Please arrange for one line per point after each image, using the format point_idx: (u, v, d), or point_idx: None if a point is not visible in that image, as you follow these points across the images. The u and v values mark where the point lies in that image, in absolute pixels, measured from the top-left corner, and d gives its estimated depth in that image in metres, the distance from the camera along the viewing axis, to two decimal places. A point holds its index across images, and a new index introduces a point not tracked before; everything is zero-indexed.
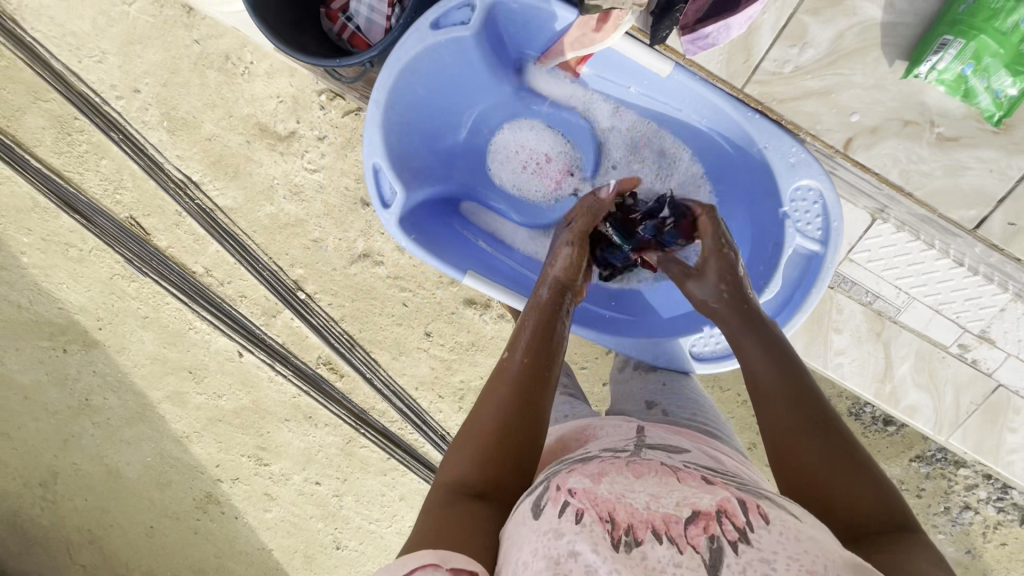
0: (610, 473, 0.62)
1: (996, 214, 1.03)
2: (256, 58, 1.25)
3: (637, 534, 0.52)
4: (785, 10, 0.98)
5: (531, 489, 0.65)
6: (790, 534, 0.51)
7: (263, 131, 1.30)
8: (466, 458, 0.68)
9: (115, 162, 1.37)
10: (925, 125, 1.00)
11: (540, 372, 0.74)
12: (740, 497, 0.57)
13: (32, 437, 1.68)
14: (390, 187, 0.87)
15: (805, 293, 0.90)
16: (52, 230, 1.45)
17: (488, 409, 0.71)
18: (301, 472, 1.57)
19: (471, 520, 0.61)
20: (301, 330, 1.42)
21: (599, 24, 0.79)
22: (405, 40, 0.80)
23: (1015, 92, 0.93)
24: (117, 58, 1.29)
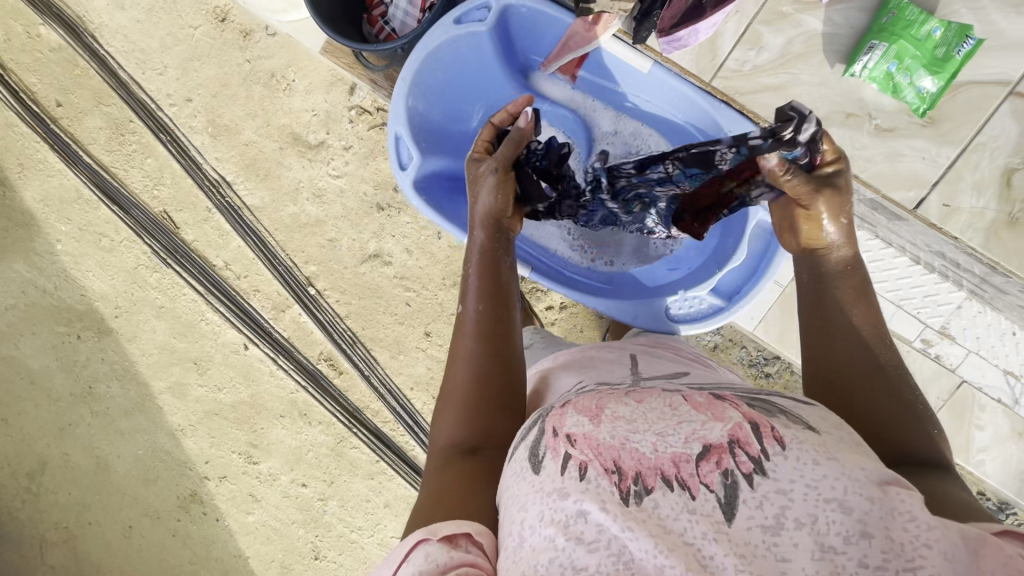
0: (608, 408, 0.61)
1: (932, 196, 1.09)
2: (298, 76, 1.42)
3: (647, 483, 0.52)
4: (742, 20, 1.09)
5: (528, 430, 0.63)
6: (807, 460, 0.52)
7: (296, 140, 1.45)
8: (453, 415, 0.73)
9: (159, 161, 1.52)
10: (864, 117, 1.09)
11: (495, 313, 0.79)
12: (751, 419, 0.57)
13: (30, 424, 1.70)
14: (408, 152, 0.96)
15: (771, 260, 0.98)
16: (90, 220, 1.57)
17: (462, 360, 0.77)
18: (288, 473, 1.57)
19: (470, 476, 0.65)
20: (307, 326, 1.49)
21: (592, 24, 0.93)
22: (433, 29, 0.93)
23: (935, 88, 1.03)
24: (176, 72, 1.48)
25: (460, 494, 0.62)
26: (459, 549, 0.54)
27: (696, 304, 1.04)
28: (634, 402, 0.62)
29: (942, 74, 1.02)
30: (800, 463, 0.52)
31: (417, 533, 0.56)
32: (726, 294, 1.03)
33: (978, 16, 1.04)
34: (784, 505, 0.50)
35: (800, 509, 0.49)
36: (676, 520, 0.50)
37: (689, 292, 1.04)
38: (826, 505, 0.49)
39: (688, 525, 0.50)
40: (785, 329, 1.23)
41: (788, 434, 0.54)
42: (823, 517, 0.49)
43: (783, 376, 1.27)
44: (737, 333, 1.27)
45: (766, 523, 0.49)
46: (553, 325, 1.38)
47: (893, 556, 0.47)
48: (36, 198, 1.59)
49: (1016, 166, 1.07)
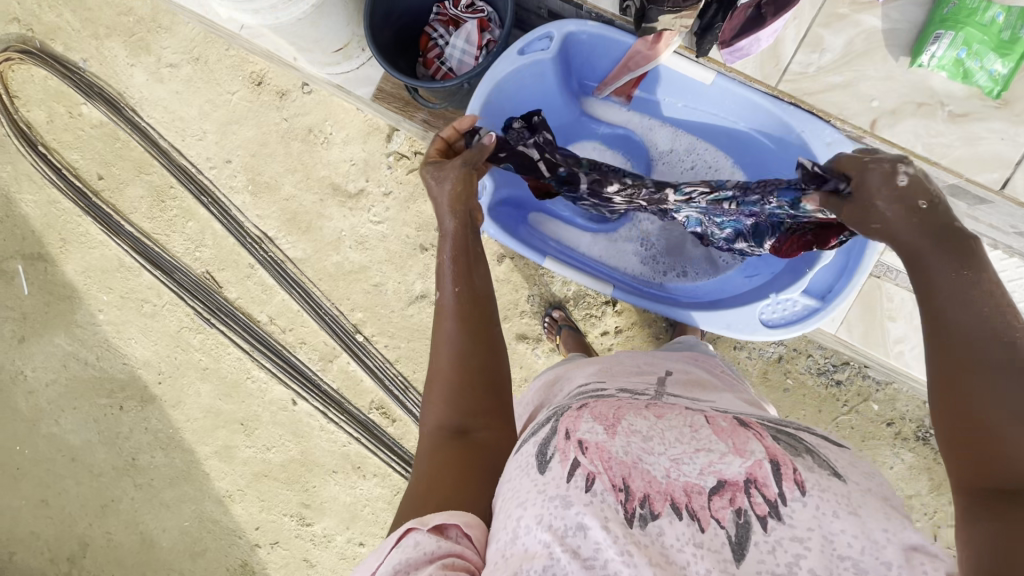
0: (625, 419, 0.59)
1: (1018, 174, 0.99)
2: (336, 128, 1.46)
3: (654, 508, 0.51)
4: (802, 26, 1.01)
5: (542, 427, 0.63)
6: (826, 509, 0.48)
7: (336, 190, 1.47)
8: (440, 400, 0.67)
9: (200, 224, 1.54)
10: (937, 105, 1.00)
11: (472, 295, 0.72)
12: (773, 456, 0.53)
13: (71, 504, 1.64)
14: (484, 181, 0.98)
15: (859, 257, 0.92)
16: (132, 287, 1.58)
17: (445, 343, 0.70)
18: (344, 532, 1.50)
19: (462, 468, 0.61)
20: (356, 374, 1.47)
21: (653, 43, 0.93)
22: (499, 61, 0.94)
23: (1008, 69, 0.94)
24: (214, 136, 1.52)
25: (449, 482, 0.59)
26: (448, 539, 0.53)
27: (787, 307, 0.98)
28: (654, 416, 0.61)
29: (1011, 56, 0.92)
30: (820, 512, 0.48)
31: (409, 521, 0.54)
32: (819, 294, 0.97)
33: None
34: (799, 554, 0.47)
35: (814, 561, 0.46)
36: (680, 551, 0.48)
37: (782, 295, 0.98)
38: (840, 562, 0.46)
39: (692, 557, 0.48)
40: (870, 329, 1.16)
41: (809, 479, 0.51)
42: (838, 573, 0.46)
43: (856, 382, 1.23)
44: (804, 342, 1.24)
45: (777, 570, 0.46)
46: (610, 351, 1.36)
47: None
48: (77, 271, 1.60)
49: None
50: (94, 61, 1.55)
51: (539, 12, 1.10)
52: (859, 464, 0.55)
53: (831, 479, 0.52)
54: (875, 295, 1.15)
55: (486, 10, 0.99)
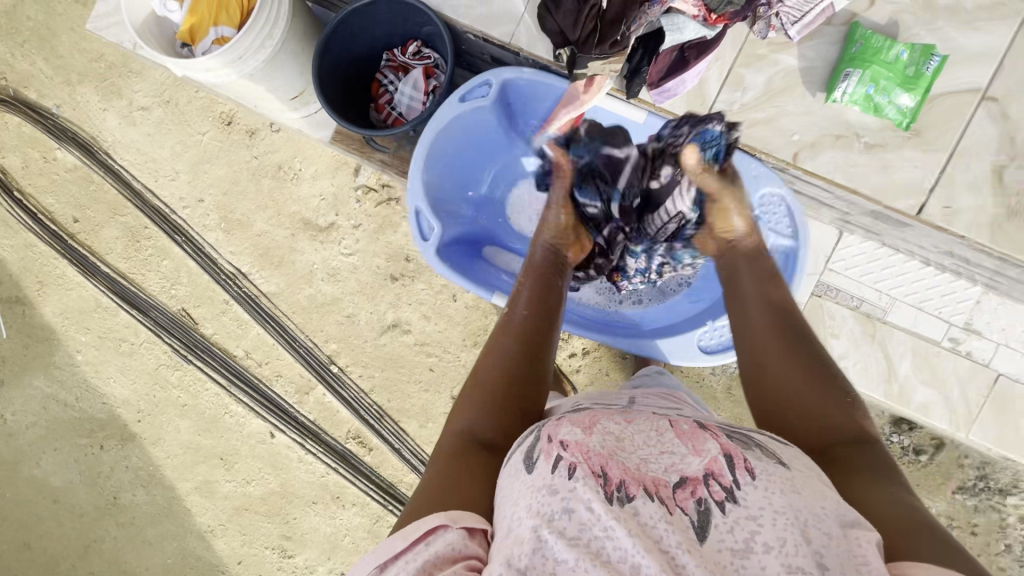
0: (600, 423, 0.63)
1: (931, 200, 1.04)
2: (305, 165, 1.50)
3: (629, 491, 0.54)
4: (724, 67, 1.07)
5: (524, 434, 0.66)
6: (774, 489, 0.54)
7: (307, 224, 1.50)
8: (472, 405, 0.71)
9: (175, 262, 1.56)
10: (853, 137, 1.06)
11: (541, 321, 0.82)
12: (727, 451, 0.58)
13: (53, 546, 1.64)
14: (429, 224, 1.01)
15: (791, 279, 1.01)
16: (109, 327, 1.60)
17: (494, 354, 0.77)
18: (325, 563, 1.51)
19: (489, 472, 0.64)
20: (333, 405, 1.49)
21: (586, 88, 0.97)
22: (441, 109, 1.00)
23: (913, 103, 1.00)
24: (187, 175, 1.56)
25: (472, 480, 0.62)
26: (474, 539, 0.55)
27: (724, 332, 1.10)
28: (624, 421, 0.65)
29: (916, 90, 1.00)
30: (768, 491, 0.53)
31: (438, 515, 0.55)
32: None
33: (938, 35, 1.04)
34: (754, 531, 0.51)
35: (768, 534, 0.50)
36: (654, 527, 0.51)
37: (717, 323, 1.10)
38: (794, 529, 0.50)
39: (664, 532, 0.51)
40: None
41: (758, 465, 0.56)
42: (790, 541, 0.49)
43: None
44: None
45: (735, 547, 0.50)
46: (578, 372, 1.39)
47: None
48: (55, 312, 1.62)
49: (1005, 162, 1.03)
50: (66, 107, 1.59)
51: (482, 57, 1.15)
52: (801, 458, 0.61)
53: (777, 466, 0.57)
54: (817, 314, 1.15)
55: (433, 56, 1.07)
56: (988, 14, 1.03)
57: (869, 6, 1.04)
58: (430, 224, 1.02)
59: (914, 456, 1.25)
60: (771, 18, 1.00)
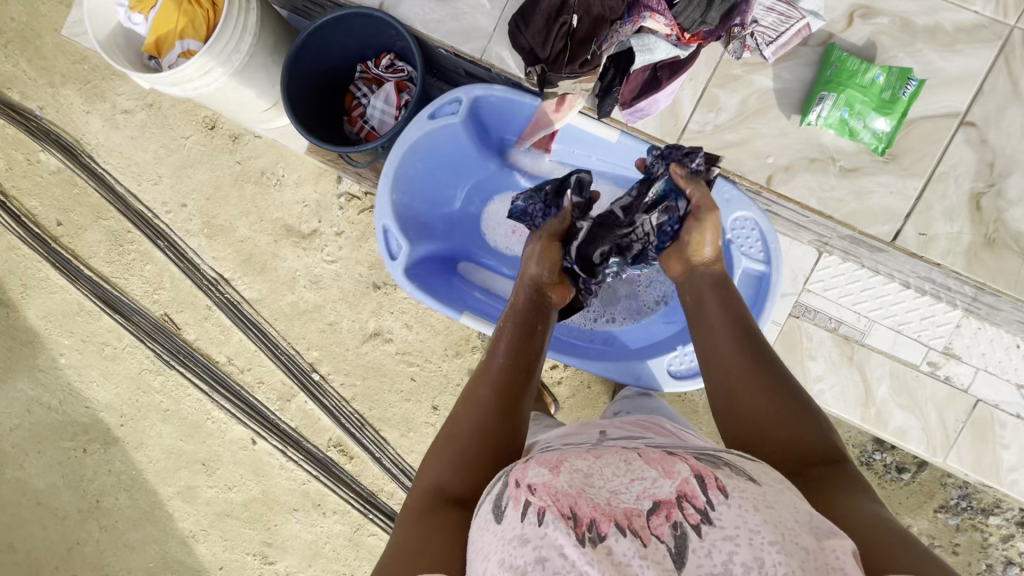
0: (567, 460, 0.61)
1: (907, 227, 1.03)
2: (287, 171, 1.49)
3: (601, 529, 0.52)
4: (698, 87, 1.05)
5: (494, 481, 0.64)
6: (747, 506, 0.53)
7: (290, 231, 1.49)
8: (443, 460, 0.71)
9: (157, 267, 1.56)
10: (828, 161, 1.04)
11: (519, 370, 0.81)
12: (698, 472, 0.57)
13: (37, 547, 1.64)
14: (397, 242, 1.01)
15: (762, 306, 1.00)
16: (92, 330, 1.59)
17: (467, 403, 0.76)
18: (306, 570, 1.51)
19: (458, 524, 0.63)
20: (314, 413, 1.48)
21: (557, 106, 1.00)
22: (409, 127, 0.99)
23: (888, 127, 0.99)
24: (170, 180, 1.54)
25: (443, 535, 0.61)
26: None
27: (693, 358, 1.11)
28: (592, 457, 0.63)
29: (892, 114, 0.98)
30: (742, 509, 0.53)
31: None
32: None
33: (915, 58, 1.01)
34: (732, 552, 0.50)
35: (746, 554, 0.49)
36: (630, 564, 0.50)
37: (688, 348, 1.11)
38: (769, 547, 0.49)
39: (641, 568, 0.50)
40: (790, 367, 1.15)
41: (729, 483, 0.55)
42: (768, 559, 0.49)
43: None
44: None
45: (714, 571, 0.49)
46: (560, 385, 1.38)
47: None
48: (39, 315, 1.61)
49: (982, 189, 1.02)
50: (50, 109, 1.57)
51: (457, 71, 1.14)
52: (771, 473, 0.60)
53: (747, 482, 0.56)
54: (795, 334, 1.13)
55: (407, 70, 1.06)
56: (970, 36, 1.00)
57: (846, 27, 1.02)
58: (398, 242, 1.02)
59: (896, 475, 1.23)
60: (747, 37, 0.98)
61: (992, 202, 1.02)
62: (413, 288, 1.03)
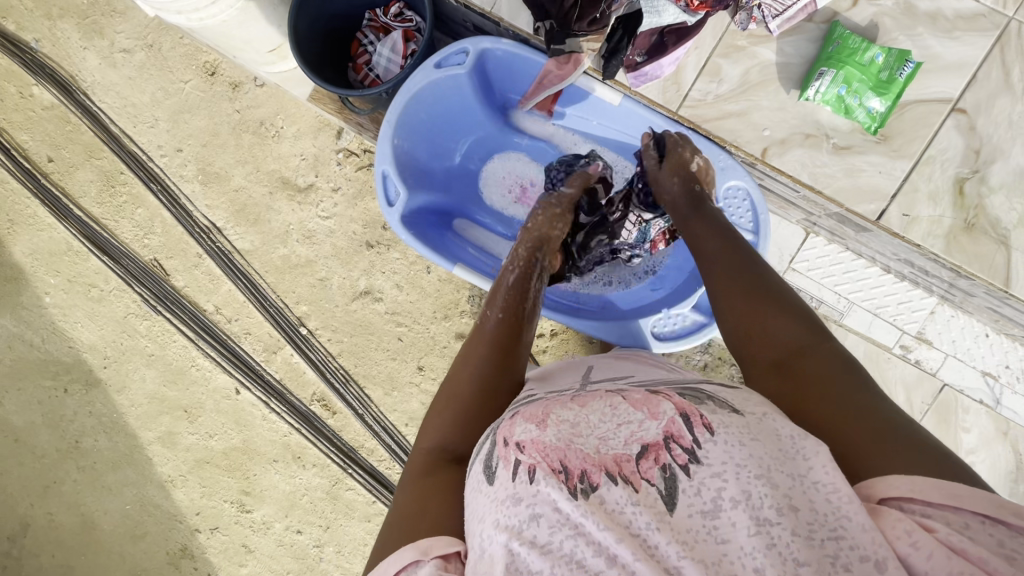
0: (553, 413, 0.63)
1: (892, 208, 1.06)
2: (287, 123, 1.48)
3: (592, 480, 0.54)
4: (702, 54, 1.06)
5: (482, 442, 0.65)
6: (733, 441, 0.54)
7: (285, 184, 1.49)
8: (447, 420, 0.73)
9: (149, 211, 1.54)
10: (822, 137, 1.06)
11: (513, 327, 0.85)
12: (683, 410, 0.58)
13: (12, 484, 1.64)
14: (395, 189, 1.02)
15: None
16: (79, 271, 1.58)
17: (467, 363, 0.80)
18: (282, 520, 1.53)
19: (454, 487, 0.65)
20: (299, 366, 1.49)
21: (563, 64, 1.01)
22: (414, 75, 0.99)
23: (883, 107, 1.01)
24: (166, 124, 1.53)
25: (438, 503, 0.63)
26: (452, 568, 0.57)
27: (678, 322, 1.13)
28: (578, 407, 0.64)
29: (887, 95, 1.00)
30: (728, 445, 0.54)
31: (410, 551, 0.58)
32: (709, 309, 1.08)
33: (916, 42, 1.03)
34: (720, 487, 0.52)
35: (734, 488, 0.51)
36: (623, 513, 0.52)
37: (671, 311, 1.13)
38: (756, 482, 0.51)
39: (633, 514, 0.52)
40: None
41: (715, 420, 0.56)
42: (755, 491, 0.51)
43: None
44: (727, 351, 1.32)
45: (705, 508, 0.52)
46: (544, 353, 1.40)
47: (818, 526, 0.50)
48: (24, 252, 1.59)
49: (967, 175, 1.04)
50: (45, 42, 1.54)
51: (465, 25, 1.15)
52: (752, 398, 0.62)
53: (731, 414, 0.58)
54: None
55: (415, 19, 1.07)
56: (969, 24, 1.02)
57: (851, 6, 1.03)
58: (397, 189, 1.03)
59: None
60: (754, 9, 1.01)
61: (974, 188, 1.04)
62: (408, 235, 1.05)
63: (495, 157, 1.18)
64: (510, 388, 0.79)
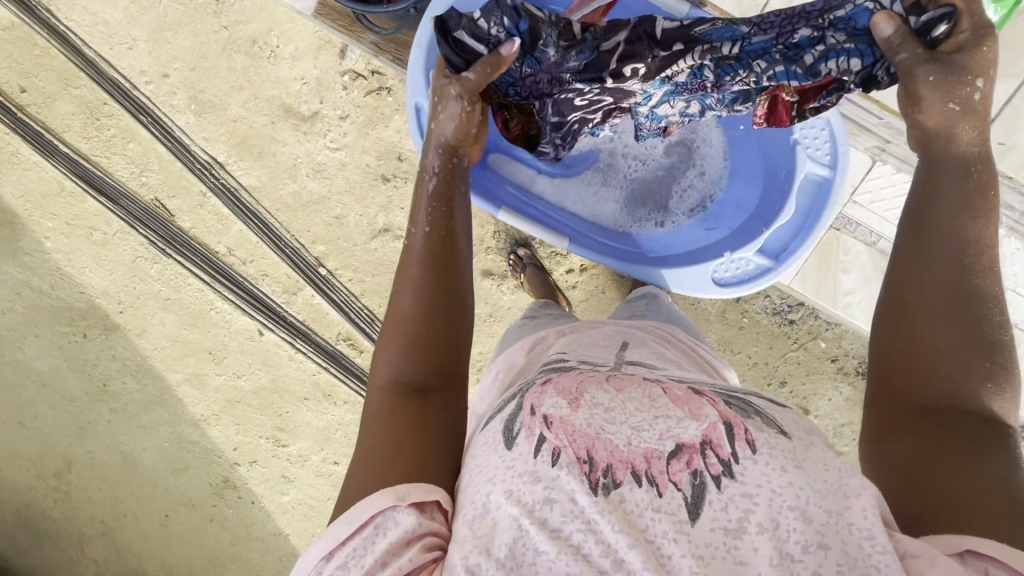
0: (587, 393, 0.63)
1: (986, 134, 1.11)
2: (283, 41, 1.33)
3: (615, 476, 0.55)
4: None
5: (508, 403, 0.67)
6: (775, 465, 0.54)
7: (288, 112, 1.36)
8: (398, 350, 0.70)
9: (141, 145, 1.42)
10: None
11: (444, 246, 0.75)
12: (726, 419, 0.58)
13: (48, 425, 1.68)
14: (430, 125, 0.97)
15: (819, 215, 1.03)
16: (77, 214, 1.49)
17: (402, 291, 0.73)
18: (319, 452, 1.58)
19: (420, 425, 0.65)
20: (322, 307, 1.46)
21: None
22: None
23: None
24: (147, 45, 1.36)
25: (411, 445, 0.63)
26: (427, 515, 0.57)
27: (741, 266, 1.09)
28: (614, 390, 0.65)
29: None
30: (768, 468, 0.54)
31: (387, 495, 0.57)
32: (773, 253, 1.07)
33: None
34: (747, 509, 0.52)
35: (762, 514, 0.51)
36: (641, 515, 0.53)
37: (735, 256, 1.09)
38: (788, 511, 0.51)
39: (651, 520, 0.52)
40: (823, 280, 1.27)
41: (759, 438, 0.56)
42: (784, 524, 0.51)
43: (807, 322, 1.31)
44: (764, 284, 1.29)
45: (729, 526, 0.51)
46: (574, 289, 1.37)
47: (848, 568, 0.48)
48: (15, 194, 1.49)
49: None
50: None
51: None
52: (802, 422, 0.61)
53: (779, 436, 0.57)
54: (832, 247, 1.25)
55: None
56: None
57: None
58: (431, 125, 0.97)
59: None
60: None
61: None
62: None
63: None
64: (445, 305, 0.74)
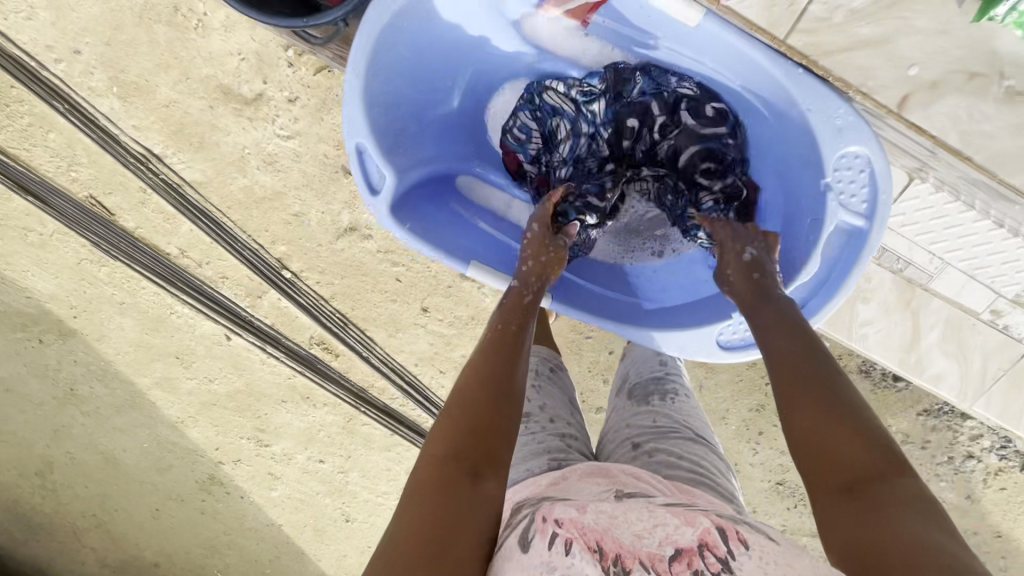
0: (592, 501, 0.58)
1: None
2: (210, 8, 1.11)
3: (626, 565, 0.49)
4: None
5: (520, 519, 0.60)
6: (772, 559, 0.49)
7: (227, 94, 1.17)
8: (458, 420, 0.62)
9: (64, 136, 1.23)
10: (993, 75, 0.91)
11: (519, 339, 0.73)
12: (718, 522, 0.53)
13: (22, 428, 1.62)
14: (378, 172, 0.90)
15: (845, 271, 0.87)
16: (6, 213, 1.33)
17: (477, 371, 0.67)
18: (303, 451, 1.54)
19: (465, 510, 0.54)
20: (290, 311, 1.35)
21: None
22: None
23: None
24: (48, 14, 1.14)
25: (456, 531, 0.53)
26: None
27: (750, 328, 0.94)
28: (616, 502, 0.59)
29: None
30: (763, 563, 0.49)
31: None
32: None
33: None
34: None
35: None
36: None
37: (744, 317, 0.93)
38: None
39: None
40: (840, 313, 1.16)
41: (751, 537, 0.51)
42: None
43: None
44: None
45: None
46: None
47: None
48: None
49: None
50: None
51: None
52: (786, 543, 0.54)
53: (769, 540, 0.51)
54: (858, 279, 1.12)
55: None
56: None
57: None
58: (379, 170, 0.90)
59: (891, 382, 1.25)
60: None
61: None
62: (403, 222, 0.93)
63: (498, 86, 1.03)
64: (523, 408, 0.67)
